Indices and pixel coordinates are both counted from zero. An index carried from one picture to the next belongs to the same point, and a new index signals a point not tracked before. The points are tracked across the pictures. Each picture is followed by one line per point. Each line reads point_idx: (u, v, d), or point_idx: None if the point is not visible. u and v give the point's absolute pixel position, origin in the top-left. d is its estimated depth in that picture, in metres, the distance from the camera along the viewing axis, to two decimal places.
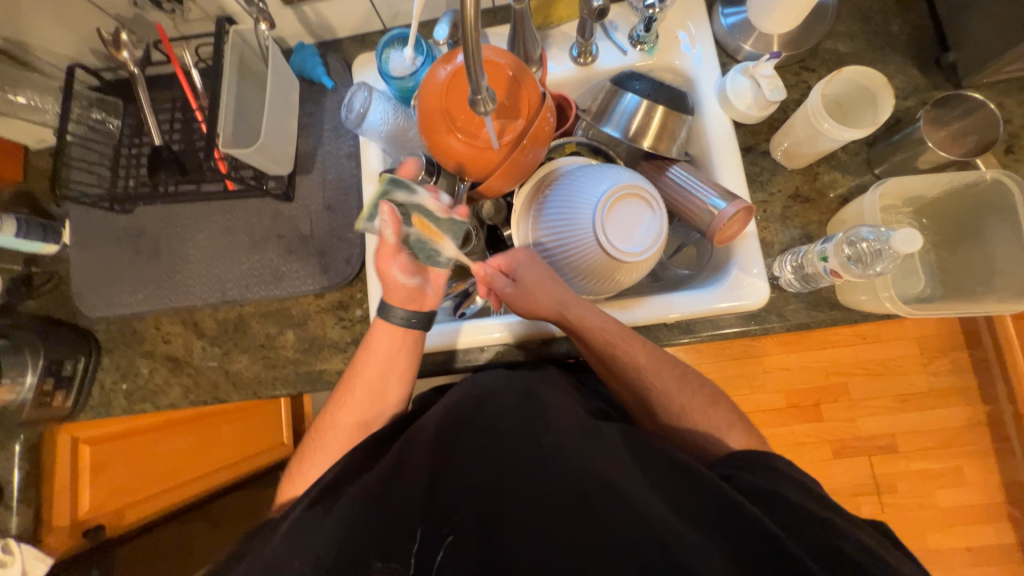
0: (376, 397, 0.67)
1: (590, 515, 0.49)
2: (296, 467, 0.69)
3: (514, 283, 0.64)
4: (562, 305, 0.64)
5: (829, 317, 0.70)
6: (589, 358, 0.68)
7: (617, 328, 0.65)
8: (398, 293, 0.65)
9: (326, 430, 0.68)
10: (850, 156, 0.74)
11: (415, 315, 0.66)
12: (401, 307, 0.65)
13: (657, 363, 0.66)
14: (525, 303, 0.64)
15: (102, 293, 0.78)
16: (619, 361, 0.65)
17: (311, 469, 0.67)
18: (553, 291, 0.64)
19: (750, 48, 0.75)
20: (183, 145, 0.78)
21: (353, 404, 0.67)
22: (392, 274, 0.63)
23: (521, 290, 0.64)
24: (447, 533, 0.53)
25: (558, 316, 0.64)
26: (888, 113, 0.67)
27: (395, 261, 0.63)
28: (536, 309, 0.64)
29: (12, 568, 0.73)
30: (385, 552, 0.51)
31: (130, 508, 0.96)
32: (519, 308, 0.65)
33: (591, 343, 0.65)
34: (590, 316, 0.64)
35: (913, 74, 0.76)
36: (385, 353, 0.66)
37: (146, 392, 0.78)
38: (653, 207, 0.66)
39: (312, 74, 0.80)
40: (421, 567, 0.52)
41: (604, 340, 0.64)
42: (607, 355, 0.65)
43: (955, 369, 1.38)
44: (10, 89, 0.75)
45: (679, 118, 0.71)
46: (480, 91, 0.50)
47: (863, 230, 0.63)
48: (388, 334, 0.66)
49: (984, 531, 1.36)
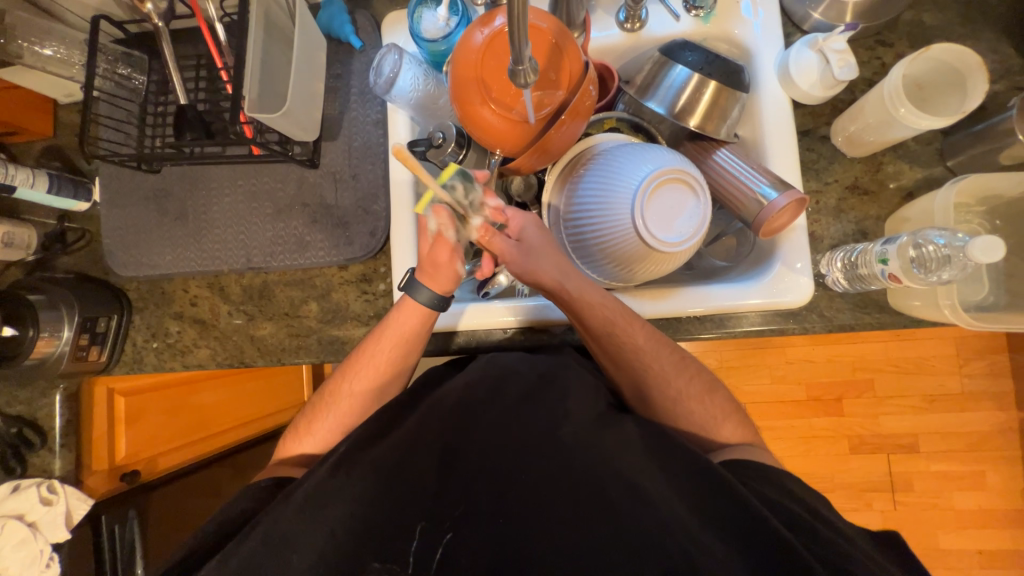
0: (388, 371, 0.66)
1: (610, 516, 0.48)
2: (302, 425, 0.68)
3: (519, 245, 0.61)
4: (564, 275, 0.61)
5: (876, 320, 0.66)
6: (585, 339, 0.64)
7: (616, 307, 0.61)
8: (441, 280, 0.63)
9: (335, 397, 0.67)
10: (921, 145, 0.68)
11: (441, 297, 0.64)
12: (430, 289, 0.63)
13: (656, 347, 0.62)
14: (525, 271, 0.61)
15: (132, 252, 0.79)
16: (616, 342, 0.61)
17: (318, 432, 0.66)
18: (556, 260, 0.61)
19: (821, 17, 0.68)
20: (207, 105, 0.76)
21: (361, 375, 0.66)
22: (444, 263, 0.62)
23: (525, 254, 0.61)
24: (447, 530, 0.52)
25: (558, 289, 0.61)
26: (979, 99, 0.60)
27: (450, 252, 0.61)
28: (536, 274, 0.61)
29: (58, 506, 0.77)
30: (386, 555, 0.49)
31: (161, 456, 1.03)
32: (519, 274, 0.62)
33: (590, 321, 0.61)
34: (592, 292, 0.61)
35: (1006, 53, 0.68)
36: (402, 333, 0.65)
37: (175, 351, 0.80)
38: (697, 194, 0.62)
39: (340, 33, 0.76)
40: (420, 565, 0.50)
41: (603, 318, 0.60)
42: (605, 333, 0.61)
43: (992, 373, 1.32)
44: (37, 40, 0.72)
45: (733, 96, 0.65)
46: (522, 62, 0.44)
47: (933, 233, 0.58)
48: (411, 313, 0.64)
49: (1000, 536, 1.33)
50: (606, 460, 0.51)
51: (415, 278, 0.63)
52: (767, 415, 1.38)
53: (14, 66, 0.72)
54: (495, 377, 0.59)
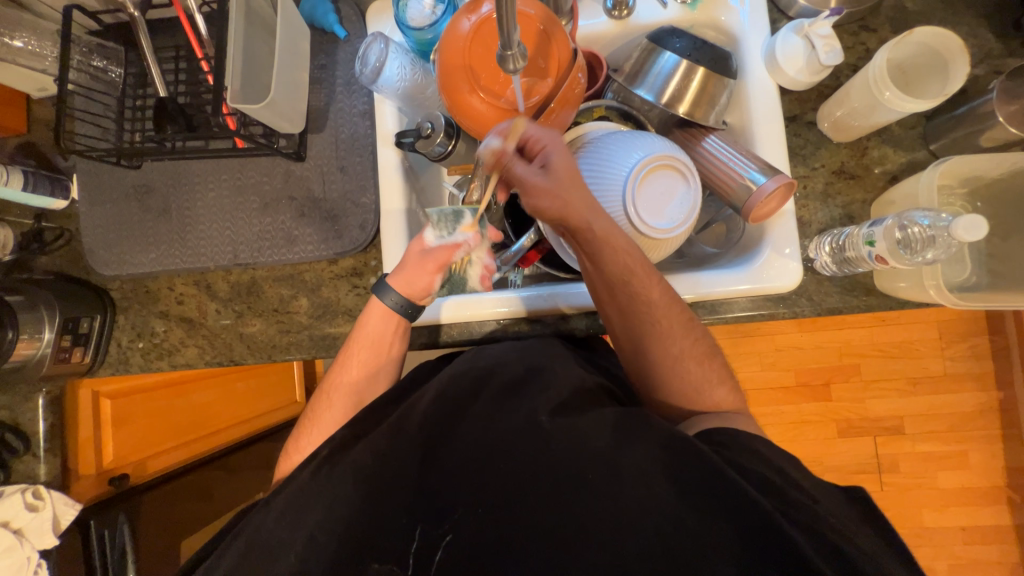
0: (371, 375, 0.65)
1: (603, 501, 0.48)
2: (292, 444, 0.66)
3: (544, 175, 0.55)
4: (590, 211, 0.55)
5: (863, 302, 0.67)
6: (597, 286, 0.60)
7: (641, 260, 0.58)
8: (411, 285, 0.63)
9: (322, 408, 0.65)
10: (905, 130, 0.69)
11: (408, 302, 0.64)
12: (398, 293, 0.63)
13: (670, 307, 0.60)
14: (553, 202, 0.54)
15: (114, 250, 0.77)
16: (633, 295, 0.58)
17: (309, 441, 0.64)
18: (585, 195, 0.55)
19: (806, 3, 0.68)
20: (188, 98, 0.74)
21: (339, 395, 0.65)
22: (428, 274, 0.62)
23: (551, 185, 0.54)
24: (447, 530, 0.50)
25: (584, 227, 0.55)
26: (961, 82, 0.60)
27: (441, 269, 0.62)
28: (563, 208, 0.54)
29: (44, 513, 0.75)
30: (383, 555, 0.50)
31: (152, 459, 1.02)
32: (542, 205, 0.55)
33: (611, 268, 0.57)
34: (618, 235, 0.56)
35: (985, 38, 0.69)
36: (376, 334, 0.65)
37: (162, 350, 0.78)
38: (688, 180, 0.62)
39: (323, 22, 0.74)
40: (420, 564, 0.50)
41: (625, 268, 0.57)
42: (623, 284, 0.57)
43: (973, 355, 1.35)
44: (8, 32, 0.70)
45: (721, 82, 0.65)
46: (510, 47, 0.44)
47: (918, 214, 0.59)
48: (381, 316, 0.64)
49: (982, 512, 1.37)
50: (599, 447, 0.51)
51: (386, 280, 0.64)
52: (757, 401, 1.41)
53: None
54: (483, 370, 0.60)
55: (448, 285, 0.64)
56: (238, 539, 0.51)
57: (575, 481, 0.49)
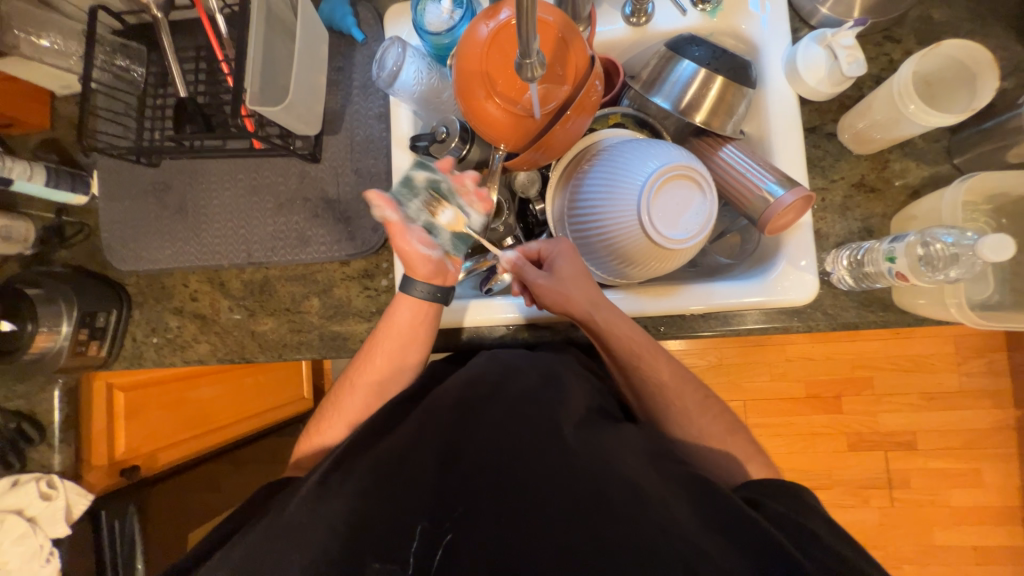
0: (393, 366, 0.65)
1: (610, 517, 0.47)
2: (314, 425, 0.68)
3: (550, 276, 0.62)
4: (592, 306, 0.61)
5: (879, 318, 0.66)
6: (608, 364, 0.65)
7: (645, 341, 0.63)
8: (418, 267, 0.63)
9: (344, 397, 0.67)
10: (928, 143, 0.68)
11: (437, 288, 0.64)
12: (424, 282, 0.64)
13: (679, 381, 0.64)
14: (556, 300, 0.61)
15: (132, 246, 0.78)
16: (640, 374, 0.63)
17: (329, 432, 0.66)
18: (587, 288, 0.61)
19: (828, 12, 0.67)
20: (207, 98, 0.74)
21: (363, 386, 0.66)
22: (410, 246, 0.62)
23: (556, 283, 0.61)
24: (448, 530, 0.51)
25: (587, 318, 0.61)
26: (988, 99, 0.59)
27: (409, 235, 0.62)
28: (567, 303, 0.61)
29: (57, 502, 0.77)
30: (386, 553, 0.50)
31: (161, 452, 1.03)
32: (549, 303, 0.62)
33: (616, 351, 0.62)
34: (620, 325, 0.61)
35: (1014, 50, 0.67)
36: (406, 325, 0.65)
37: (175, 346, 0.79)
38: (704, 190, 0.61)
39: (342, 25, 0.75)
40: (421, 565, 0.50)
41: (629, 350, 0.62)
42: (630, 365, 0.62)
43: (991, 371, 1.32)
44: (34, 30, 0.71)
45: (740, 91, 0.64)
46: (530, 55, 0.43)
47: (941, 232, 0.58)
48: (411, 307, 0.65)
49: (996, 532, 1.34)
50: (606, 460, 0.50)
51: (406, 275, 0.65)
52: (766, 412, 1.39)
53: (11, 57, 0.71)
54: (499, 373, 0.60)
55: (444, 244, 0.63)
56: (245, 538, 0.52)
57: (582, 494, 0.49)
